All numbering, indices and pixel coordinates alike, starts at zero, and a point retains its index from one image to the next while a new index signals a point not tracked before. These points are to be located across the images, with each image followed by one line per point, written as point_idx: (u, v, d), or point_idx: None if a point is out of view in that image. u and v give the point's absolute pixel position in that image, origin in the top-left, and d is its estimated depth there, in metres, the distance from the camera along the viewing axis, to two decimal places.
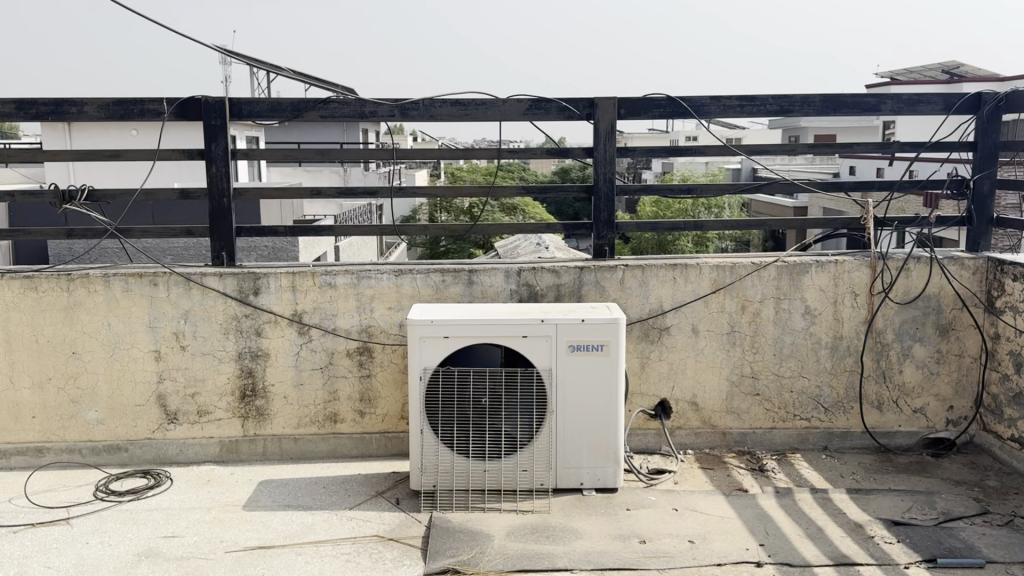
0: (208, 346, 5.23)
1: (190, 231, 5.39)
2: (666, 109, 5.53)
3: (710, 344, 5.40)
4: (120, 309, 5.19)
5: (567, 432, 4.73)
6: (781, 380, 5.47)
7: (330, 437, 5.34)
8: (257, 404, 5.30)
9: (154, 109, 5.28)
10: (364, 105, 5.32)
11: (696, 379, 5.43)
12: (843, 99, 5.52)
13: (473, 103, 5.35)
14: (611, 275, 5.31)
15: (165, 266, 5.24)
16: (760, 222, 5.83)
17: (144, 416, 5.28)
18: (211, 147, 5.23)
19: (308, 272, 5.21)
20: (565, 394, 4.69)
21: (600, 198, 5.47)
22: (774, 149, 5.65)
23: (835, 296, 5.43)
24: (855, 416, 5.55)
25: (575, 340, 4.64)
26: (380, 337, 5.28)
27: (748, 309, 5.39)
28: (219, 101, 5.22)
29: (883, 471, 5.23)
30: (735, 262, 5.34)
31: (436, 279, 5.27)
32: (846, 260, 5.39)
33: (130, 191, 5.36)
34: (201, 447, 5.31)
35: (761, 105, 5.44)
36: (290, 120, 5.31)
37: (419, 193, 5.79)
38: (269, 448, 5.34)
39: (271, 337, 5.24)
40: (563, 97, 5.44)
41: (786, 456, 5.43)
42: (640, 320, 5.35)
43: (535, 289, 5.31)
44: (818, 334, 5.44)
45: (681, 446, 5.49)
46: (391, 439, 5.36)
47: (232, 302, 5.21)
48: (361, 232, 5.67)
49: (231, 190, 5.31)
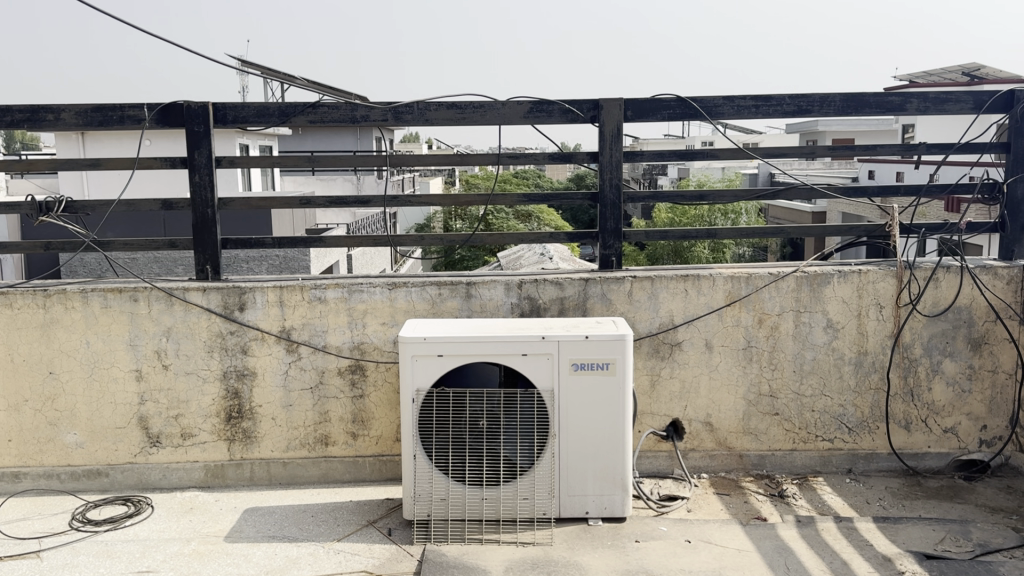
0: (192, 365, 4.95)
1: (173, 243, 5.10)
2: (675, 110, 5.21)
3: (725, 360, 5.06)
4: (99, 326, 4.91)
5: (571, 458, 4.40)
6: (801, 399, 5.12)
7: (320, 460, 5.04)
8: (244, 426, 5.00)
9: (135, 115, 5.03)
10: (355, 109, 5.06)
11: (710, 398, 5.09)
12: (865, 98, 5.19)
13: (470, 105, 5.08)
14: (618, 287, 4.98)
15: (146, 281, 4.96)
16: (776, 229, 5.47)
17: (124, 439, 5.00)
18: (195, 155, 4.98)
19: (297, 286, 4.92)
20: (569, 416, 4.36)
21: (606, 206, 5.14)
22: (791, 151, 5.26)
23: (859, 307, 5.08)
24: (881, 437, 5.18)
25: (578, 358, 4.32)
26: (373, 354, 4.97)
27: (765, 322, 5.04)
28: (202, 105, 4.96)
29: (912, 497, 4.86)
30: (751, 272, 5.00)
31: (432, 292, 4.97)
32: (871, 269, 5.04)
33: (109, 202, 5.10)
34: (186, 472, 5.02)
35: (777, 105, 5.11)
36: (278, 125, 5.04)
37: (416, 202, 5.47)
38: (256, 472, 5.04)
39: (258, 355, 4.95)
40: (565, 99, 5.13)
41: (807, 481, 5.07)
42: (650, 335, 5.02)
43: (538, 302, 5.00)
44: (841, 349, 5.09)
45: (695, 470, 5.14)
46: (386, 462, 5.05)
47: (216, 318, 4.93)
48: (354, 243, 5.37)
49: (215, 200, 5.03)
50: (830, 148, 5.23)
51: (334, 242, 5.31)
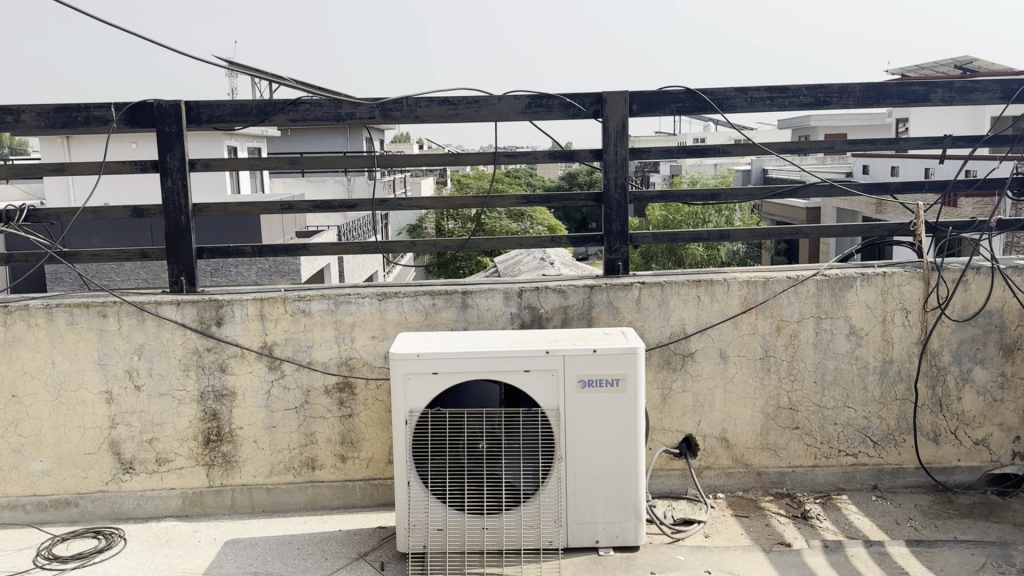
0: (166, 386, 4.58)
1: (145, 253, 4.73)
2: (684, 103, 4.86)
3: (741, 371, 4.71)
4: (65, 345, 4.54)
5: (579, 481, 4.04)
6: (823, 412, 4.77)
7: (307, 485, 4.67)
8: (223, 450, 4.63)
9: (101, 116, 4.66)
10: (340, 106, 4.69)
11: (725, 412, 4.73)
12: (886, 88, 4.84)
13: (463, 100, 4.72)
14: (625, 294, 4.63)
15: (116, 295, 4.59)
16: (793, 230, 5.18)
17: (95, 466, 4.62)
18: (167, 158, 4.61)
19: (279, 298, 4.56)
20: (576, 438, 4.00)
21: (612, 207, 4.79)
22: (809, 146, 4.90)
23: (883, 313, 4.74)
24: (908, 451, 4.84)
25: (586, 374, 3.96)
26: (363, 370, 4.61)
27: (784, 330, 4.69)
28: (174, 104, 4.58)
29: (944, 517, 4.52)
30: (768, 277, 4.66)
31: (425, 303, 4.60)
32: (895, 272, 4.70)
33: (74, 211, 4.72)
34: (162, 500, 4.65)
35: (793, 97, 4.80)
36: (256, 124, 4.67)
37: (405, 205, 5.10)
38: (238, 499, 4.66)
39: (238, 374, 4.58)
40: (566, 92, 4.78)
41: (830, 499, 4.73)
42: (661, 346, 4.66)
43: (539, 312, 4.64)
44: (865, 357, 4.75)
45: (710, 489, 4.79)
46: (377, 487, 4.69)
47: (192, 334, 4.55)
48: (341, 250, 5.00)
49: (190, 206, 4.66)
50: (850, 142, 4.87)
51: (318, 249, 4.94)
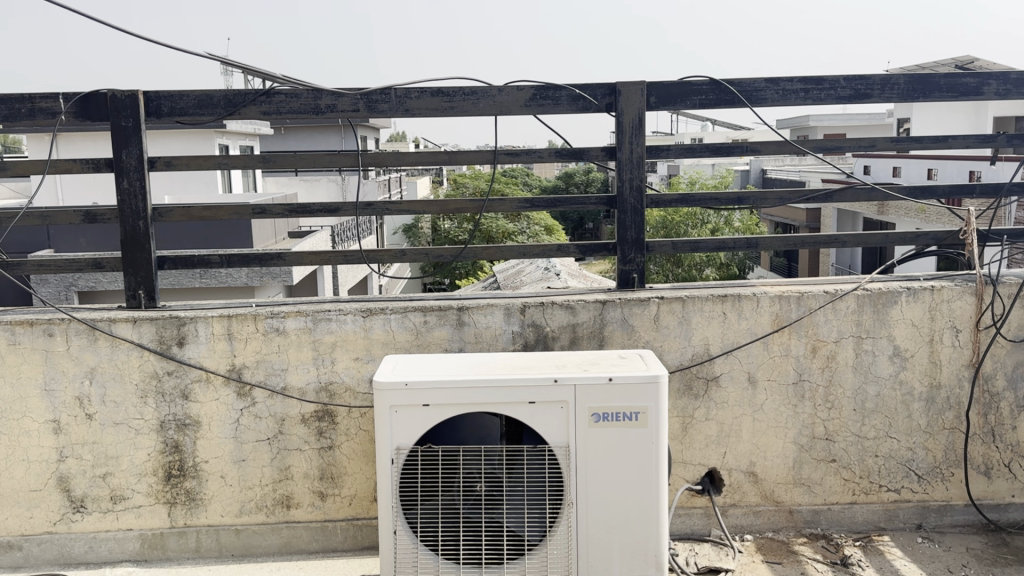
0: (122, 415, 4.03)
1: (98, 263, 4.25)
2: (709, 96, 4.33)
3: (772, 398, 4.18)
4: (6, 368, 3.98)
5: (592, 529, 3.50)
6: (863, 443, 4.25)
7: (281, 527, 4.13)
8: (187, 486, 4.09)
9: (48, 108, 4.11)
10: (319, 96, 4.18)
11: (754, 444, 4.21)
12: (934, 80, 4.31)
13: (459, 92, 4.19)
14: (642, 310, 4.11)
15: (65, 311, 4.05)
16: (827, 238, 4.65)
17: (42, 505, 4.08)
18: (123, 156, 4.07)
19: (249, 315, 4.03)
20: (588, 480, 3.47)
21: (626, 212, 4.28)
22: (848, 144, 4.36)
23: (931, 332, 4.21)
24: (957, 486, 4.32)
25: (600, 406, 3.42)
26: (344, 397, 4.07)
27: (820, 351, 4.17)
28: (130, 94, 4.05)
29: (1002, 563, 3.99)
30: (802, 291, 4.14)
31: (415, 320, 4.07)
32: (945, 286, 4.18)
33: (16, 215, 4.24)
34: (117, 543, 4.10)
35: (831, 89, 4.29)
36: (224, 117, 4.15)
37: (395, 209, 4.56)
38: (203, 542, 4.12)
39: (203, 401, 4.04)
40: (575, 83, 4.25)
41: (871, 542, 4.20)
42: (681, 369, 4.13)
43: (544, 330, 4.11)
44: (910, 382, 4.22)
45: (736, 530, 4.26)
46: (361, 528, 4.16)
47: (150, 356, 4.02)
48: (321, 259, 4.47)
49: (149, 210, 4.12)
50: (892, 140, 4.34)
51: (294, 259, 4.40)
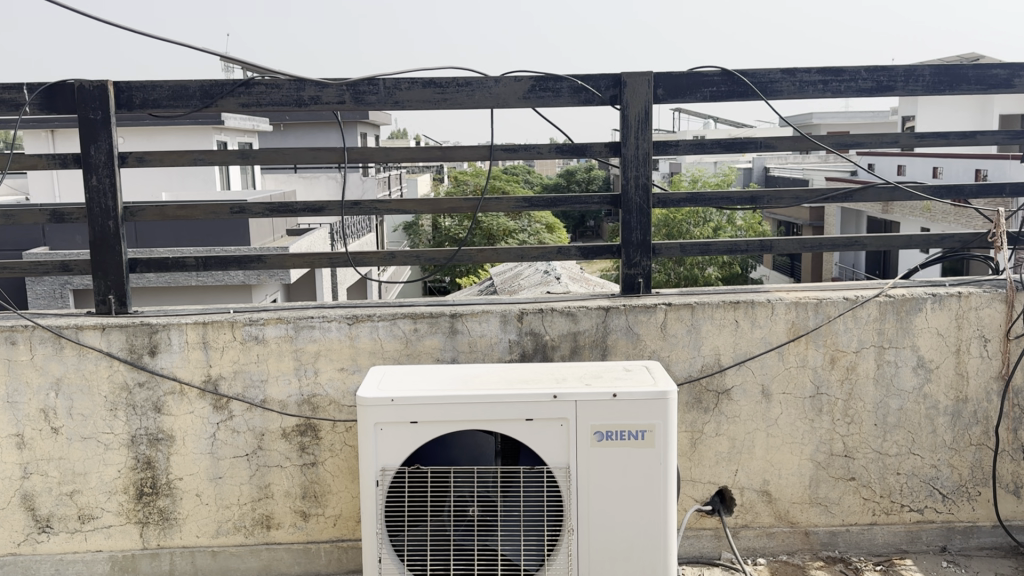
0: (90, 429, 3.76)
1: (66, 266, 3.97)
2: (719, 89, 4.06)
3: (787, 412, 3.90)
4: None
5: (594, 556, 3.23)
6: (884, 460, 3.97)
7: (261, 548, 3.86)
8: (160, 505, 3.82)
9: (11, 99, 3.83)
10: (302, 87, 3.89)
11: (768, 460, 3.93)
12: (961, 71, 4.03)
13: (452, 83, 3.91)
14: (648, 318, 3.83)
15: (30, 317, 3.77)
16: (847, 240, 4.37)
17: (4, 525, 3.80)
18: (92, 151, 3.80)
19: (226, 322, 3.75)
20: (591, 504, 3.19)
21: (631, 212, 4.00)
22: (867, 140, 4.08)
23: (958, 342, 3.93)
24: (984, 506, 4.04)
25: (603, 424, 3.14)
26: (329, 410, 3.80)
27: (839, 362, 3.89)
28: (100, 85, 3.77)
29: None
30: (820, 297, 3.86)
31: (404, 328, 3.79)
32: (973, 293, 3.90)
33: None
34: (86, 565, 3.83)
35: (851, 80, 4.01)
36: (200, 110, 3.87)
37: (385, 208, 4.29)
38: (178, 565, 3.85)
39: (176, 415, 3.77)
40: (577, 74, 3.97)
41: (892, 565, 3.93)
42: (690, 381, 3.86)
43: (543, 339, 3.83)
44: (935, 395, 3.94)
45: (748, 553, 3.98)
46: (347, 550, 3.88)
47: (120, 366, 3.74)
48: (306, 262, 4.20)
49: (119, 209, 3.84)
50: (916, 135, 4.06)
51: (276, 261, 4.12)
